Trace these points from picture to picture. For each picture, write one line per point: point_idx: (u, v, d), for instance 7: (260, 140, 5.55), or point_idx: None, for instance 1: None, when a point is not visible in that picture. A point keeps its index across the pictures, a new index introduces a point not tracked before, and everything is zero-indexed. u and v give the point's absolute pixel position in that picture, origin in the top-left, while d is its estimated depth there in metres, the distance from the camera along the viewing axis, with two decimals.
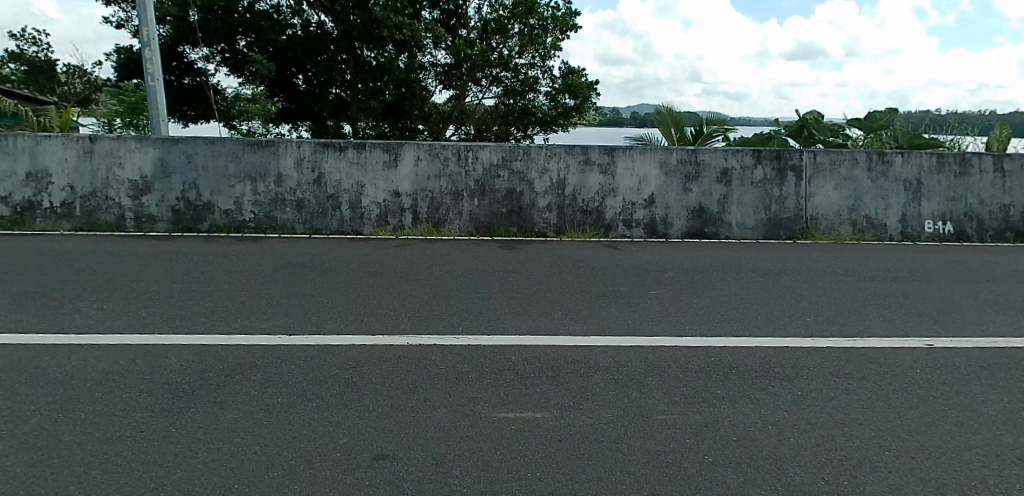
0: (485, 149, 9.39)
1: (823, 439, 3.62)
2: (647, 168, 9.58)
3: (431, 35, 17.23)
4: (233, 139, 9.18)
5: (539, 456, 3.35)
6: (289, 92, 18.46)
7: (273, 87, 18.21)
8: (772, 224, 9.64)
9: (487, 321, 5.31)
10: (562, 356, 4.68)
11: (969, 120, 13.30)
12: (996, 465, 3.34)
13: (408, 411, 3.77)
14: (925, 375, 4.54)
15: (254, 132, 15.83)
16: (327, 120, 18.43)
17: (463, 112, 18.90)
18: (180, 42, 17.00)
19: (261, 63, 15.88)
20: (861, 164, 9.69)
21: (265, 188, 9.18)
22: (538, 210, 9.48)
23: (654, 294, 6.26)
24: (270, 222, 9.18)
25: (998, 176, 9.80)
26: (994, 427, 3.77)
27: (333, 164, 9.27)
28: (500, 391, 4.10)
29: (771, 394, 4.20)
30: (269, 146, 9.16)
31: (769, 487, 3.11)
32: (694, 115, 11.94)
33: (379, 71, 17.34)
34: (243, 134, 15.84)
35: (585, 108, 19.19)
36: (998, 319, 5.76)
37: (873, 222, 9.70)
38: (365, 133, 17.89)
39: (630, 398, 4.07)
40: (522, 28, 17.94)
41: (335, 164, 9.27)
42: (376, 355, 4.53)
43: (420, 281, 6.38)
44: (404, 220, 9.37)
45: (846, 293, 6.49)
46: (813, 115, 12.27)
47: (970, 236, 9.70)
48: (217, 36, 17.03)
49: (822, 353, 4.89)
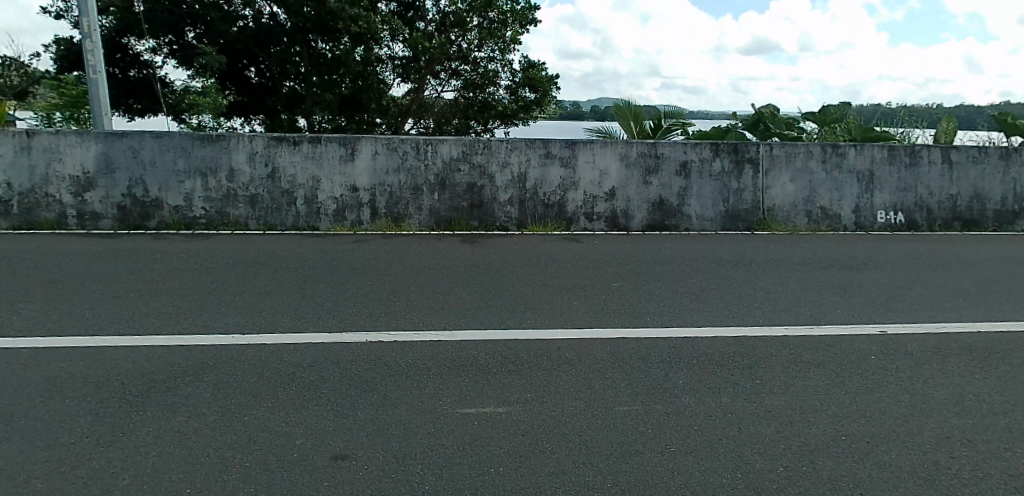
0: (445, 143, 9.30)
1: (781, 425, 3.69)
2: (607, 161, 9.62)
3: (388, 27, 16.59)
4: (182, 133, 8.89)
5: (502, 451, 3.32)
6: (241, 85, 17.58)
7: (223, 81, 17.36)
8: (729, 216, 9.81)
9: (448, 316, 5.24)
10: (523, 350, 4.64)
11: (918, 114, 13.77)
12: (947, 448, 3.46)
13: (369, 409, 3.70)
14: (880, 361, 4.65)
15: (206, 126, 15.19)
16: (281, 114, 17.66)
17: (422, 105, 18.38)
18: (126, 34, 15.91)
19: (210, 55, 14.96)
20: (816, 157, 9.92)
21: (217, 184, 8.94)
22: (499, 203, 9.44)
23: (615, 286, 6.29)
24: (222, 218, 8.93)
25: (946, 167, 10.14)
26: (944, 410, 3.90)
27: (288, 159, 9.06)
28: (463, 386, 4.06)
29: (729, 383, 4.24)
30: (220, 140, 8.89)
31: (729, 478, 3.13)
32: (652, 109, 12.06)
33: (334, 64, 16.71)
34: (194, 128, 15.27)
35: (546, 102, 19.10)
36: (947, 305, 5.96)
37: (828, 213, 9.95)
38: (321, 126, 17.43)
39: (590, 389, 4.09)
40: (481, 21, 17.80)
41: (290, 159, 9.07)
42: (334, 353, 4.43)
43: (379, 277, 6.28)
44: (363, 215, 9.22)
45: (803, 282, 6.61)
46: (769, 109, 12.57)
47: (920, 226, 10.04)
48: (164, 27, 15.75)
49: (780, 342, 4.97)
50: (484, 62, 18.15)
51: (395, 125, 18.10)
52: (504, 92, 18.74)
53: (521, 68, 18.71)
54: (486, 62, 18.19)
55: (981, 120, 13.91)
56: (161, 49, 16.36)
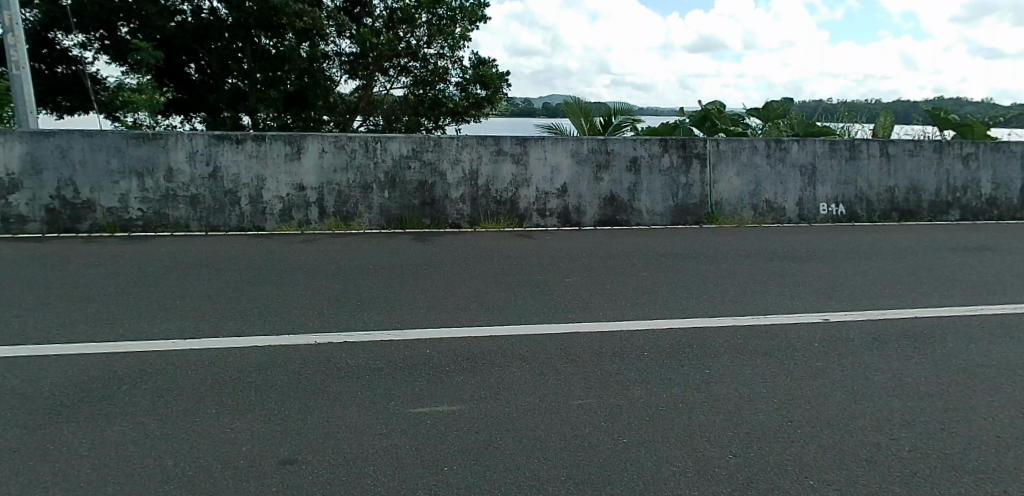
0: (394, 141, 9.19)
1: (729, 413, 3.77)
2: (558, 157, 9.68)
3: (333, 23, 16.15)
4: (115, 132, 8.54)
5: (457, 450, 3.28)
6: (180, 81, 16.94)
7: (160, 76, 16.60)
8: (679, 210, 9.99)
9: (401, 315, 5.18)
10: (477, 347, 4.62)
11: (857, 110, 14.36)
12: (887, 429, 3.59)
13: (319, 412, 3.61)
14: (822, 348, 4.81)
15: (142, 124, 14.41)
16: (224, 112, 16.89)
17: (371, 102, 17.98)
18: (52, 28, 14.97)
19: (146, 51, 14.15)
20: (761, 151, 10.19)
21: (155, 184, 8.62)
22: (451, 201, 9.39)
23: (568, 281, 6.34)
24: (160, 219, 8.63)
25: (883, 160, 10.56)
26: (883, 393, 4.06)
27: (230, 157, 8.80)
28: (416, 386, 4.00)
29: (680, 374, 4.31)
30: (157, 138, 8.57)
31: (680, 466, 3.18)
32: (602, 106, 12.15)
33: (278, 60, 16.01)
34: (129, 126, 14.49)
35: (497, 99, 18.60)
36: (885, 292, 6.21)
37: (772, 206, 10.25)
38: (266, 124, 16.53)
39: (544, 383, 4.11)
40: (430, 18, 17.23)
41: (232, 157, 8.81)
42: (282, 356, 4.32)
43: (329, 277, 6.17)
44: (311, 214, 9.04)
45: (750, 273, 6.78)
46: (715, 105, 12.88)
47: (859, 217, 10.46)
48: (94, 22, 14.93)
49: (728, 332, 5.08)
50: (433, 58, 17.65)
51: (343, 123, 17.61)
52: (454, 89, 18.18)
53: (470, 65, 18.23)
54: (436, 58, 17.68)
55: (916, 115, 14.54)
56: (92, 44, 15.48)
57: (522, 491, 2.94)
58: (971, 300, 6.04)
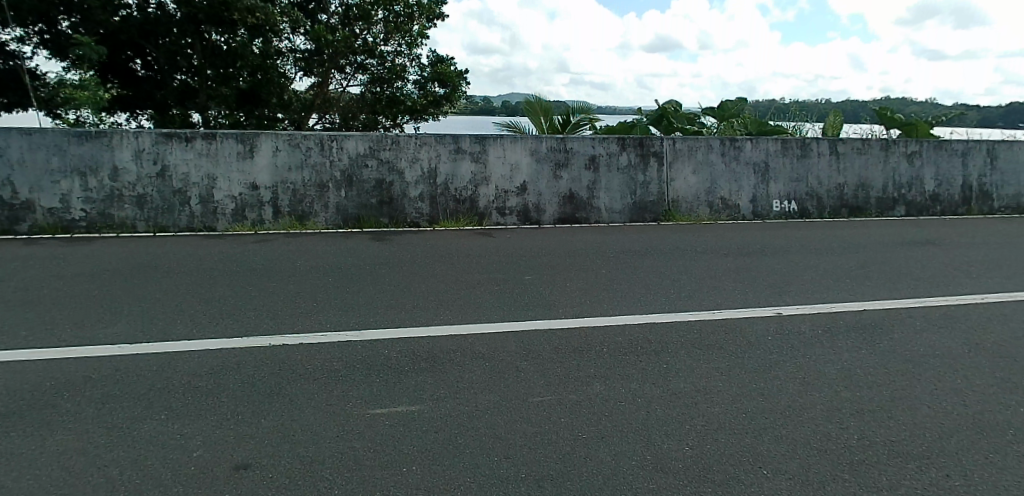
0: (351, 139, 9.07)
1: (685, 406, 3.85)
2: (518, 155, 9.70)
3: (287, 19, 15.91)
4: (55, 130, 8.21)
5: (415, 449, 3.27)
6: (125, 77, 16.29)
7: (104, 72, 15.79)
8: (637, 207, 10.13)
9: (358, 316, 5.12)
10: (436, 346, 4.60)
11: (808, 109, 14.78)
12: (838, 418, 3.71)
13: (273, 416, 3.54)
14: (774, 341, 4.94)
15: (85, 122, 13.83)
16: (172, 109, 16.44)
17: (327, 100, 17.37)
18: None
19: (88, 46, 13.59)
20: (716, 150, 10.40)
21: (99, 184, 8.31)
22: (410, 200, 9.32)
23: (527, 278, 6.37)
24: (105, 220, 8.33)
25: (833, 158, 10.90)
26: (835, 384, 4.19)
27: (180, 156, 8.57)
28: (373, 387, 3.95)
29: (638, 369, 4.37)
30: (100, 136, 8.27)
31: (640, 460, 3.23)
32: (561, 104, 12.24)
33: (230, 56, 15.81)
34: (71, 123, 13.88)
35: (455, 97, 18.36)
36: (834, 286, 6.42)
37: (727, 203, 10.48)
38: (218, 122, 16.08)
39: (504, 380, 4.12)
40: (387, 15, 16.98)
41: (181, 156, 8.57)
42: (235, 359, 4.23)
43: (284, 277, 6.06)
44: (265, 214, 8.86)
45: (705, 269, 6.92)
46: (672, 104, 13.05)
47: (811, 213, 10.77)
48: (32, 15, 14.26)
49: (684, 327, 5.17)
50: (391, 56, 17.35)
51: (298, 121, 17.02)
52: (412, 87, 17.92)
53: (428, 63, 18.03)
54: (393, 56, 17.40)
55: (863, 114, 15.05)
56: (30, 39, 14.78)
57: (482, 490, 2.93)
58: (915, 292, 6.29)
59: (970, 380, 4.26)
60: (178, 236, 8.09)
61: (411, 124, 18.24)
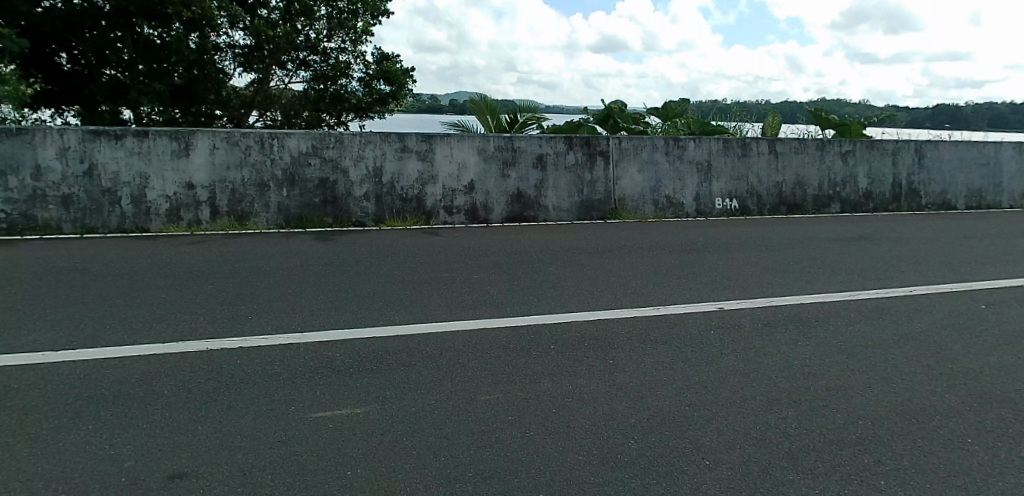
0: (293, 137, 8.88)
1: (632, 400, 3.91)
2: (465, 154, 9.69)
3: (225, 13, 15.31)
4: None
5: (360, 452, 3.22)
6: (49, 72, 15.53)
7: (26, 66, 15.11)
8: (584, 206, 10.25)
9: (301, 318, 5.01)
10: (383, 347, 4.55)
11: (748, 110, 15.27)
12: (777, 408, 3.83)
13: (209, 422, 3.43)
14: (716, 334, 5.08)
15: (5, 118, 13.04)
16: (101, 105, 15.45)
17: (268, 97, 16.85)
18: None
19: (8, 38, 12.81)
20: (660, 149, 10.64)
21: (19, 184, 7.88)
22: (355, 199, 9.18)
23: (475, 277, 6.36)
24: (27, 221, 7.89)
25: (772, 158, 11.29)
26: (775, 375, 4.33)
27: (109, 154, 8.22)
28: (316, 390, 3.88)
29: (585, 365, 4.42)
30: (21, 134, 7.86)
31: (587, 455, 3.27)
32: (508, 103, 12.29)
33: (165, 51, 15.00)
34: None
35: (402, 96, 18.03)
36: (773, 281, 6.64)
37: (672, 201, 10.70)
38: (151, 119, 15.27)
39: (451, 380, 4.10)
40: (330, 11, 16.68)
41: (111, 154, 8.23)
42: (168, 364, 4.08)
43: (221, 279, 5.89)
44: (202, 214, 8.58)
45: (650, 266, 7.06)
46: (617, 104, 13.22)
47: (751, 211, 11.12)
48: None
49: (629, 323, 5.26)
50: (335, 53, 17.00)
51: (237, 118, 16.56)
52: (357, 85, 17.56)
53: (374, 60, 17.66)
54: (337, 53, 17.04)
55: (801, 115, 15.62)
56: None
57: (431, 490, 2.92)
58: (849, 286, 6.57)
59: (900, 369, 4.48)
60: (108, 238, 7.75)
61: (356, 122, 17.98)
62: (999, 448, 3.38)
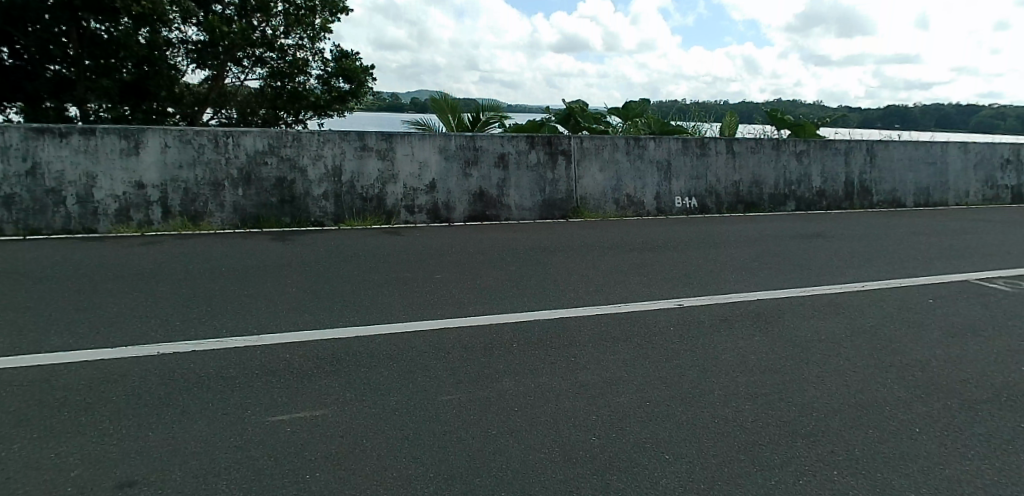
0: (248, 135, 8.70)
1: (594, 397, 3.96)
2: (426, 153, 9.64)
3: (178, 8, 14.95)
4: None
5: (320, 455, 3.18)
6: None
7: None
8: (546, 204, 10.30)
9: (256, 320, 4.91)
10: (343, 349, 4.49)
11: (707, 110, 15.58)
12: (733, 403, 3.93)
13: (160, 428, 3.34)
14: (676, 331, 5.16)
15: None
16: (45, 101, 14.88)
17: (222, 94, 16.56)
18: None
19: None
20: (621, 149, 10.76)
21: None
22: (313, 198, 9.05)
23: (437, 277, 6.33)
24: None
25: (730, 157, 11.53)
26: (731, 370, 4.43)
27: (53, 153, 7.91)
28: (273, 394, 3.81)
29: (547, 363, 4.45)
30: None
31: (549, 453, 3.29)
32: (470, 102, 12.28)
33: (112, 46, 14.61)
34: None
35: (362, 94, 17.80)
36: (730, 278, 6.79)
37: (633, 200, 10.84)
38: (99, 116, 14.68)
39: (412, 381, 4.08)
40: (287, 7, 16.31)
41: (56, 152, 7.92)
42: (117, 370, 3.95)
43: (172, 281, 5.73)
44: (153, 214, 8.34)
45: (611, 264, 7.14)
46: (579, 104, 13.32)
47: (710, 209, 11.34)
48: None
49: (591, 321, 5.32)
50: (292, 50, 16.55)
51: (191, 116, 16.27)
52: (315, 82, 17.18)
53: (333, 57, 17.31)
54: (295, 50, 16.59)
55: (757, 116, 16.00)
56: None
57: (393, 491, 2.90)
58: (803, 282, 6.76)
59: (851, 361, 4.63)
60: (53, 239, 7.47)
61: (315, 120, 17.54)
62: (945, 437, 3.52)
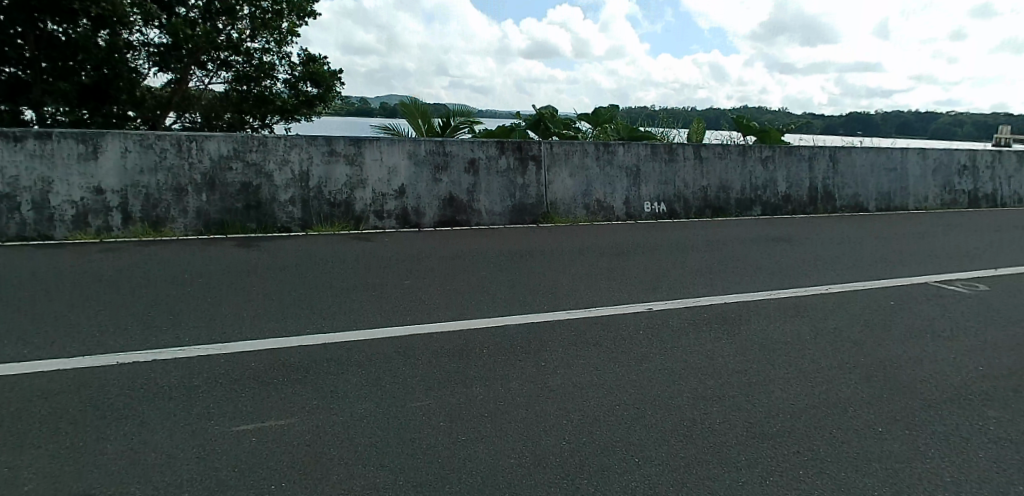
0: (212, 140, 8.56)
1: (564, 402, 3.97)
2: (395, 158, 9.59)
3: (139, 10, 14.52)
4: None
5: (288, 464, 3.14)
6: None
7: None
8: (517, 210, 10.32)
9: (219, 328, 4.82)
10: (310, 357, 4.43)
11: (675, 116, 15.83)
12: (701, 405, 3.98)
13: (118, 441, 3.25)
14: (645, 335, 5.22)
15: None
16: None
17: (186, 98, 16.17)
18: None
19: None
20: (591, 154, 10.86)
21: None
22: (280, 204, 8.92)
23: (406, 283, 6.30)
24: None
25: (697, 163, 11.71)
26: (698, 373, 4.49)
27: (7, 157, 7.66)
28: (237, 403, 3.74)
29: (517, 369, 4.46)
30: None
31: (519, 458, 3.29)
32: (440, 107, 12.29)
33: (70, 48, 14.15)
34: None
35: (330, 98, 17.62)
36: (698, 282, 6.88)
37: (602, 205, 10.93)
38: (56, 119, 14.29)
39: (381, 388, 4.05)
40: (253, 10, 16.09)
41: (9, 157, 7.67)
42: (73, 381, 3.84)
43: (131, 289, 5.59)
44: (113, 220, 8.13)
45: (581, 269, 7.18)
46: (549, 110, 13.42)
47: (678, 214, 11.49)
48: None
49: (560, 325, 5.34)
50: (258, 53, 16.39)
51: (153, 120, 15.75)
52: (282, 86, 16.97)
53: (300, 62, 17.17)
54: (261, 54, 16.43)
55: (724, 122, 16.29)
56: None
57: None
58: (769, 285, 6.89)
59: (815, 363, 4.73)
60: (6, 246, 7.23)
61: (282, 125, 17.36)
62: (905, 436, 3.62)
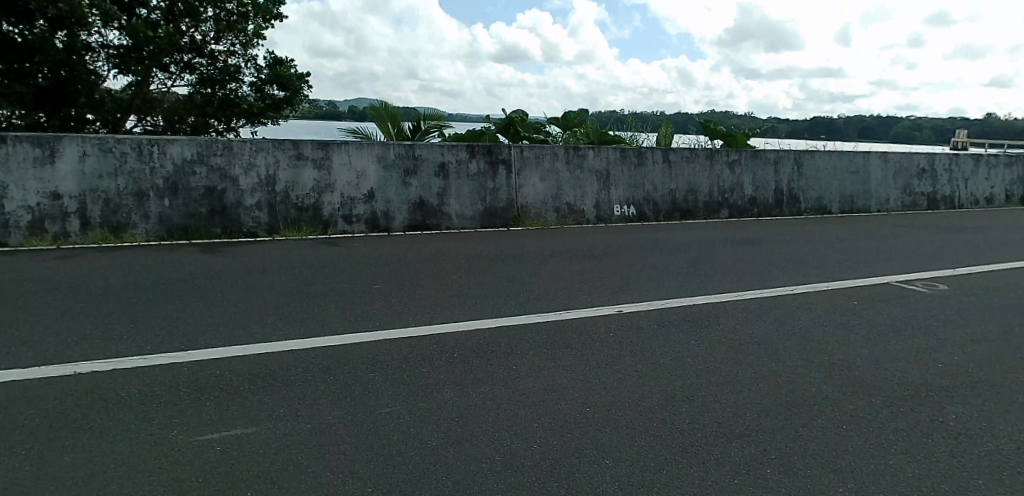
0: (175, 144, 8.39)
1: (535, 405, 3.98)
2: (364, 162, 9.52)
3: (99, 11, 14.15)
4: None
5: (253, 474, 3.08)
6: None
7: None
8: (487, 213, 10.32)
9: (182, 336, 4.72)
10: (277, 364, 4.36)
11: (643, 119, 16.03)
12: (669, 406, 4.02)
13: (74, 453, 3.15)
14: (616, 337, 5.26)
15: None
16: None
17: (147, 101, 15.61)
18: None
19: None
20: (561, 158, 10.93)
21: None
22: (246, 208, 8.78)
23: (375, 288, 6.24)
24: None
25: (666, 166, 11.87)
26: (667, 374, 4.54)
27: None
28: (199, 412, 3.66)
29: (488, 373, 4.45)
30: None
31: (489, 462, 3.29)
32: (410, 111, 12.26)
33: (27, 49, 13.68)
34: None
35: (297, 102, 17.39)
36: (666, 284, 6.97)
37: (573, 208, 11.00)
38: (10, 122, 13.83)
39: (350, 394, 4.00)
40: (218, 12, 15.84)
41: None
42: (26, 392, 3.72)
43: (89, 297, 5.44)
44: (71, 226, 7.90)
45: (551, 272, 7.22)
46: (519, 113, 13.47)
47: (648, 216, 11.62)
48: None
49: (531, 329, 5.35)
50: (223, 56, 16.15)
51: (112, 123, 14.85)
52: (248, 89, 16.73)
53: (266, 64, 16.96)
54: (225, 56, 16.19)
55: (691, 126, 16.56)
56: None
57: None
58: (735, 287, 7.01)
59: (780, 363, 4.82)
60: None
61: (248, 129, 17.12)
62: (867, 433, 3.71)
